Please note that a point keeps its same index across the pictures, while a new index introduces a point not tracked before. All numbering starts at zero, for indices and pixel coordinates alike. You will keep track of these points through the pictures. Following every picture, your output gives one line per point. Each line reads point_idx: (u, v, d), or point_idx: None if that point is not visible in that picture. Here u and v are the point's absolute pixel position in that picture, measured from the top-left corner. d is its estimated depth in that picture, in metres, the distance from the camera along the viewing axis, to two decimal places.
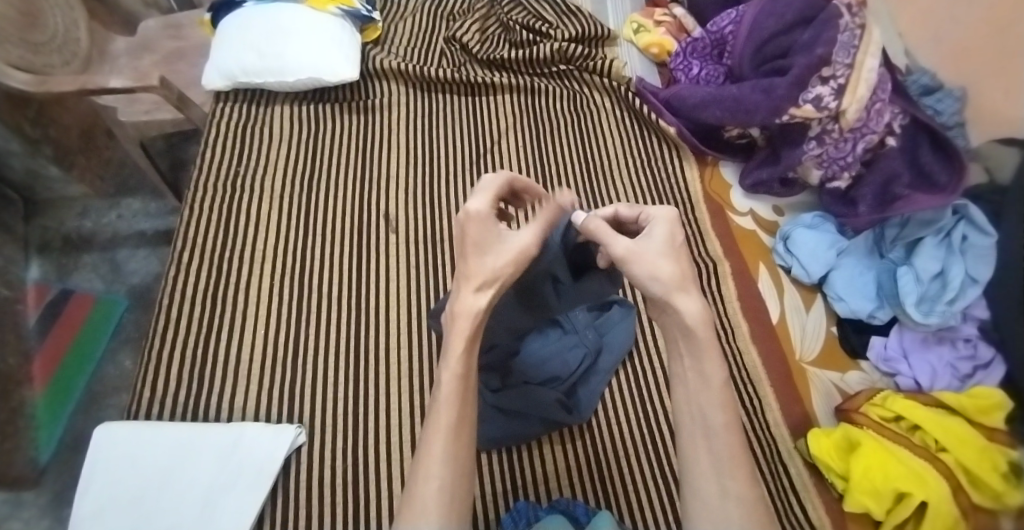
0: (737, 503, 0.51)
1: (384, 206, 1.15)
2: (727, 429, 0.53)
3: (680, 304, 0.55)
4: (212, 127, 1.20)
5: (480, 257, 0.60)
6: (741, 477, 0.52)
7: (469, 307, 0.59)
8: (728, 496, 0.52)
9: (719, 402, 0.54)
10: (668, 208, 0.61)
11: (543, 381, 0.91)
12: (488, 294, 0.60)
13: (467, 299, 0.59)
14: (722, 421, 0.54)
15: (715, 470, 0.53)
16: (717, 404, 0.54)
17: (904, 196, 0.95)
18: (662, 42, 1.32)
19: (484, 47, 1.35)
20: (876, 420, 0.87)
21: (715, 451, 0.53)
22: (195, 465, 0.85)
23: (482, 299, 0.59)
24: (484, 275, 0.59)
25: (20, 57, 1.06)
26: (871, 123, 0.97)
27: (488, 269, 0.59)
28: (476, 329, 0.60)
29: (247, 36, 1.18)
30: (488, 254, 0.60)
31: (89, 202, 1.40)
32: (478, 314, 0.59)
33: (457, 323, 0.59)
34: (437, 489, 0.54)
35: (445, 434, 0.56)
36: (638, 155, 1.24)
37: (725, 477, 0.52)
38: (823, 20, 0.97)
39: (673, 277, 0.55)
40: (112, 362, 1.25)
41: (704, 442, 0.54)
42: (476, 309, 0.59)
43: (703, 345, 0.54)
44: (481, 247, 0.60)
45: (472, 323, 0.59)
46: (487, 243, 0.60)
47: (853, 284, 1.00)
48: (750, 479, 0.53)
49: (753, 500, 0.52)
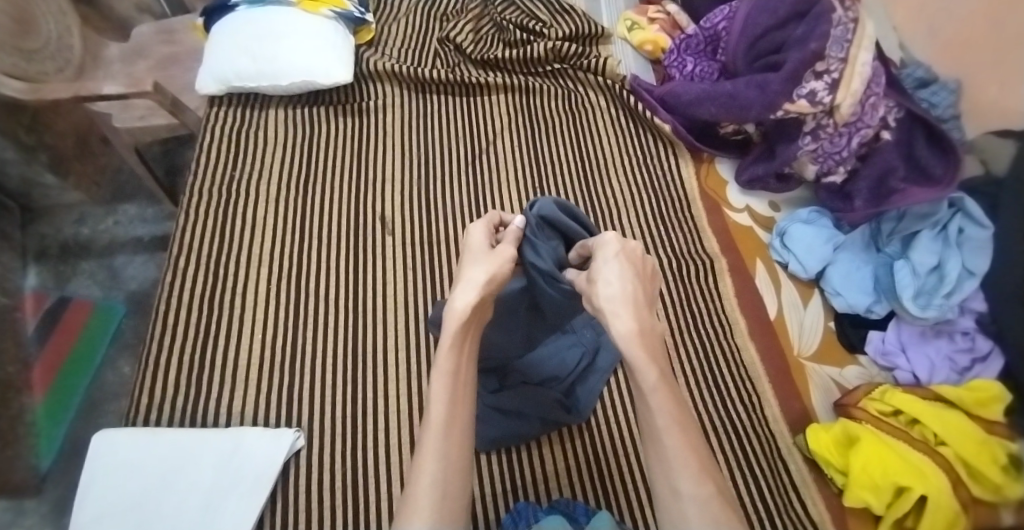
0: (693, 505, 0.55)
1: (380, 208, 1.15)
2: (670, 431, 0.57)
3: (615, 317, 0.61)
4: (206, 131, 1.20)
5: (470, 264, 0.68)
6: (692, 474, 0.56)
7: (458, 307, 0.64)
8: (681, 496, 0.55)
9: (660, 405, 0.58)
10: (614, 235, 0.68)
11: (543, 381, 0.92)
12: (471, 297, 0.64)
13: (453, 301, 0.65)
14: (665, 424, 0.57)
15: (666, 470, 0.57)
16: (658, 406, 0.58)
17: (900, 189, 0.94)
18: (656, 40, 1.32)
19: (478, 47, 1.35)
20: (875, 414, 0.87)
21: (664, 455, 0.57)
22: (194, 469, 0.85)
23: (464, 301, 0.64)
24: (468, 277, 0.66)
25: (13, 65, 1.06)
26: (865, 117, 0.96)
27: (472, 274, 0.66)
28: (464, 329, 0.64)
29: (239, 39, 1.18)
30: (475, 263, 0.68)
31: (86, 208, 1.40)
32: (463, 313, 0.64)
33: (447, 324, 0.64)
34: (429, 486, 0.56)
35: (439, 431, 0.59)
36: (634, 154, 1.23)
37: (677, 478, 0.56)
38: (816, 15, 0.97)
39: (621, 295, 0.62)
40: (112, 368, 1.26)
41: (654, 444, 0.58)
42: (462, 308, 0.64)
43: (633, 354, 0.58)
44: (472, 254, 0.70)
45: (458, 324, 0.63)
46: (477, 253, 0.69)
47: (850, 278, 0.99)
48: (704, 477, 0.56)
49: (708, 496, 0.55)
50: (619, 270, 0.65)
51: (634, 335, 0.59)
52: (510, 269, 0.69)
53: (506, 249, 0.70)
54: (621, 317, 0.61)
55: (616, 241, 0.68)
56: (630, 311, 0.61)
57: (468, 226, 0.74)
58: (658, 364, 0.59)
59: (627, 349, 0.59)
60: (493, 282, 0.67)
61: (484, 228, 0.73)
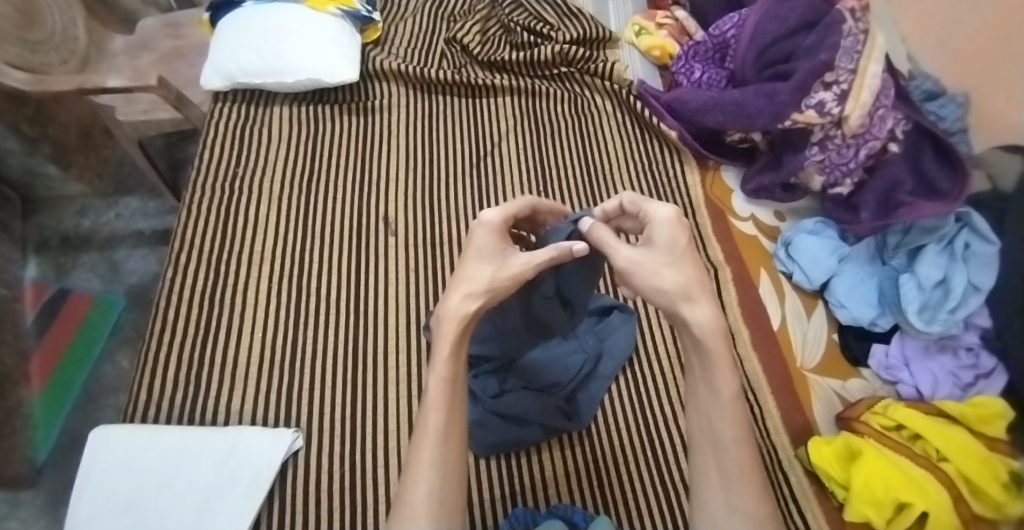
0: (747, 519, 0.55)
1: (383, 208, 1.15)
2: (737, 443, 0.56)
3: (689, 304, 0.56)
4: (211, 127, 1.19)
5: (475, 265, 0.62)
6: (749, 491, 0.55)
7: (456, 311, 0.61)
8: (737, 512, 0.55)
9: (728, 415, 0.57)
10: (669, 207, 0.60)
11: (543, 387, 0.89)
12: (471, 304, 0.61)
13: (451, 305, 0.61)
14: (732, 435, 0.56)
15: (722, 481, 0.56)
16: (727, 417, 0.57)
17: (907, 203, 0.93)
18: (664, 45, 1.31)
19: (484, 48, 1.34)
20: (877, 429, 0.87)
21: (723, 467, 0.56)
22: (190, 468, 0.84)
23: (462, 308, 0.60)
24: (472, 283, 0.61)
25: (17, 56, 1.05)
26: (873, 129, 0.95)
27: (478, 278, 0.61)
28: (461, 334, 0.61)
29: (246, 34, 1.17)
30: (481, 265, 0.62)
31: (88, 201, 1.39)
32: (463, 322, 0.61)
33: (443, 326, 0.61)
34: (427, 494, 0.56)
35: (436, 439, 0.58)
36: (639, 159, 1.23)
37: (733, 492, 0.55)
38: (827, 25, 0.96)
39: (694, 281, 0.57)
40: (110, 362, 1.24)
41: (713, 453, 0.57)
42: (462, 315, 0.60)
43: (713, 355, 0.56)
44: (479, 253, 0.63)
45: (456, 330, 0.60)
46: (484, 253, 0.63)
47: (854, 291, 0.99)
48: (762, 495, 0.56)
49: (764, 516, 0.55)
50: (682, 255, 0.58)
51: (715, 333, 0.56)
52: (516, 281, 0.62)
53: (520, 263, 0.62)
54: (705, 314, 0.56)
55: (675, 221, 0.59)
56: (707, 299, 0.57)
57: (482, 213, 0.66)
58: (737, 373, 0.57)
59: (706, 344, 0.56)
60: (498, 290, 0.62)
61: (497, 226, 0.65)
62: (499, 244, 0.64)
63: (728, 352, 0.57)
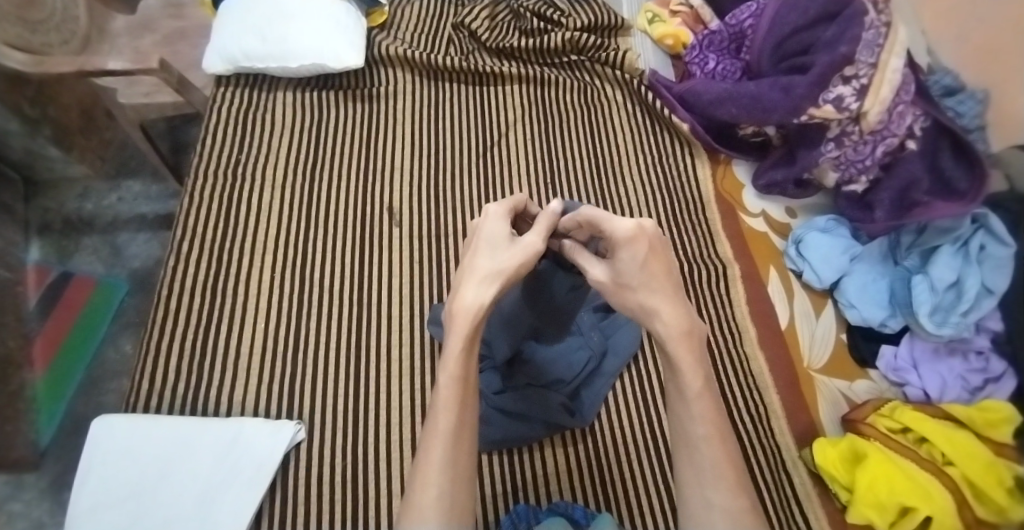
0: (723, 515, 0.53)
1: (388, 198, 1.13)
2: (708, 440, 0.55)
3: (653, 314, 0.55)
4: (213, 111, 1.17)
5: (487, 252, 0.60)
6: (727, 487, 0.53)
7: (469, 305, 0.58)
8: (712, 509, 0.53)
9: (699, 412, 0.55)
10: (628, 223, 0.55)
11: (549, 383, 0.90)
12: (484, 295, 0.58)
13: (464, 298, 0.59)
14: (702, 432, 0.55)
15: (698, 478, 0.55)
16: (696, 415, 0.55)
17: (922, 202, 0.91)
18: (677, 34, 1.28)
19: (493, 34, 1.31)
20: (883, 431, 0.85)
21: (697, 464, 0.54)
22: (191, 459, 0.84)
23: (477, 298, 0.58)
24: (486, 269, 0.59)
25: (18, 37, 1.02)
26: (892, 125, 0.92)
27: (495, 262, 0.60)
28: (476, 327, 0.59)
29: (249, 16, 1.14)
30: (494, 253, 0.60)
31: (89, 184, 1.38)
32: (477, 311, 0.58)
33: (455, 320, 0.58)
34: (437, 495, 0.54)
35: (446, 440, 0.56)
36: (649, 152, 1.21)
37: (708, 488, 0.54)
38: (848, 17, 0.93)
39: (667, 291, 0.56)
40: (113, 346, 1.24)
41: (687, 451, 0.56)
42: (475, 308, 0.58)
43: (675, 354, 0.55)
44: (490, 243, 0.61)
45: (471, 321, 0.58)
46: (494, 243, 0.61)
47: (866, 291, 0.97)
48: (739, 490, 0.54)
49: (741, 511, 0.53)
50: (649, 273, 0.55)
51: (679, 334, 0.55)
52: (536, 261, 0.61)
53: (530, 243, 0.61)
54: (663, 313, 0.55)
55: (635, 236, 0.55)
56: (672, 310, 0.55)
57: (483, 204, 0.64)
58: (703, 369, 0.56)
59: (672, 351, 0.55)
60: (516, 275, 0.60)
61: (503, 213, 0.63)
62: (507, 233, 0.62)
63: (692, 351, 0.55)
